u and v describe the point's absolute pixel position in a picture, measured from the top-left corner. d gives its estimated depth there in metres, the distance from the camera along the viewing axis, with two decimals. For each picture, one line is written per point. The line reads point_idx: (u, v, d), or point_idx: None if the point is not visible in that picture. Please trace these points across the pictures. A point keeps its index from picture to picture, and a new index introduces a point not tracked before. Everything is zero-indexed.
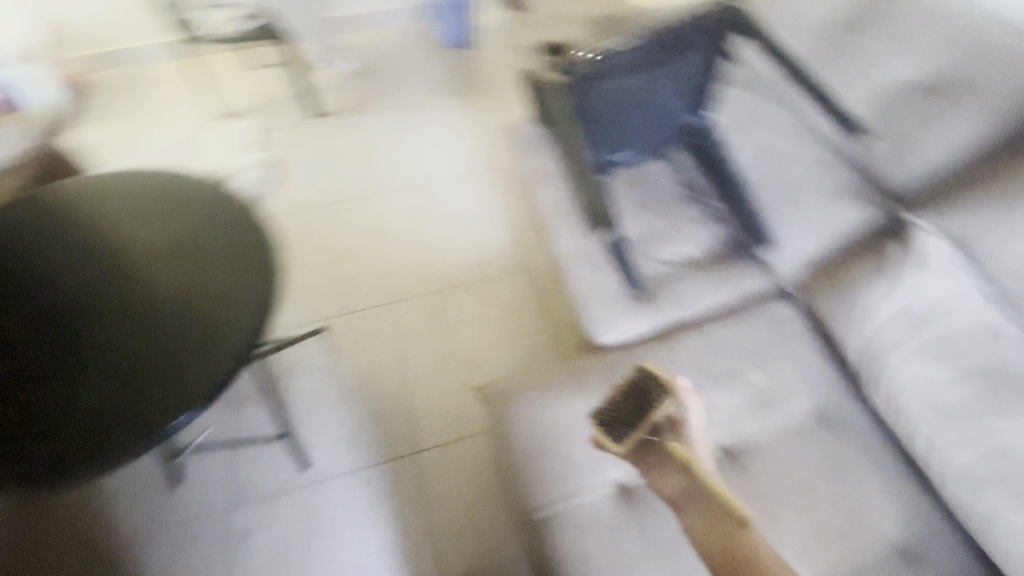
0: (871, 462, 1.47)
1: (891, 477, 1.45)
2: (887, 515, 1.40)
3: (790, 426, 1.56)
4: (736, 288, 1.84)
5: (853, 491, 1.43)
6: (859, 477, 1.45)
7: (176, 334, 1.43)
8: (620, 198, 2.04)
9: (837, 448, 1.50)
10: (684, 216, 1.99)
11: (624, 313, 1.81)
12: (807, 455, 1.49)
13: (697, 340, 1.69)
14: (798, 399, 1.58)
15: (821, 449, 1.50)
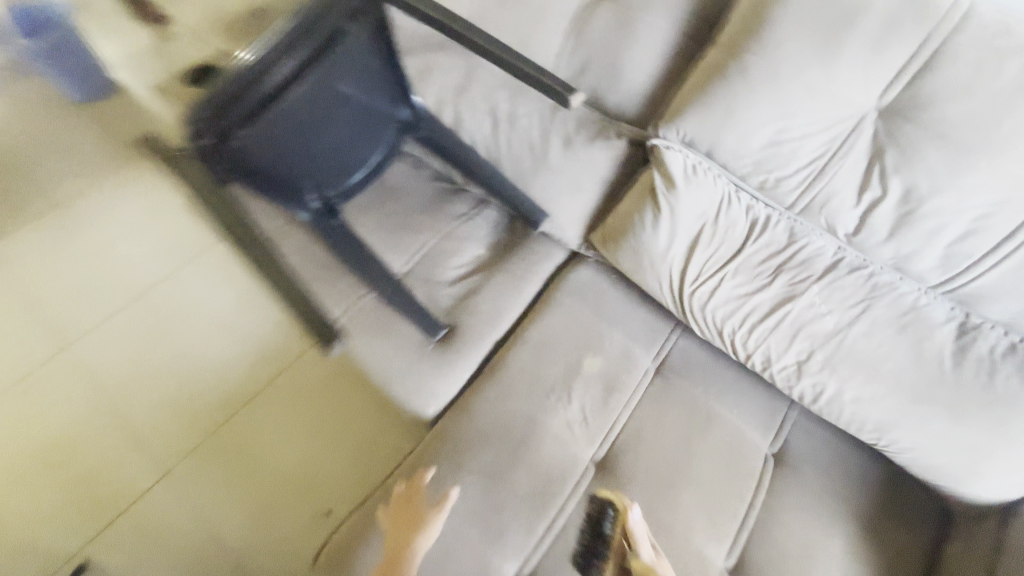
0: (720, 387, 1.46)
1: (740, 391, 1.46)
2: (753, 430, 1.41)
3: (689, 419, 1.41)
4: (531, 276, 1.64)
5: (722, 425, 1.40)
6: (718, 410, 1.43)
7: None
8: (363, 227, 1.69)
9: (690, 393, 1.45)
10: (439, 216, 1.73)
11: (431, 365, 1.48)
12: (672, 416, 1.41)
13: (520, 356, 1.45)
14: (673, 391, 1.44)
15: (680, 401, 1.43)
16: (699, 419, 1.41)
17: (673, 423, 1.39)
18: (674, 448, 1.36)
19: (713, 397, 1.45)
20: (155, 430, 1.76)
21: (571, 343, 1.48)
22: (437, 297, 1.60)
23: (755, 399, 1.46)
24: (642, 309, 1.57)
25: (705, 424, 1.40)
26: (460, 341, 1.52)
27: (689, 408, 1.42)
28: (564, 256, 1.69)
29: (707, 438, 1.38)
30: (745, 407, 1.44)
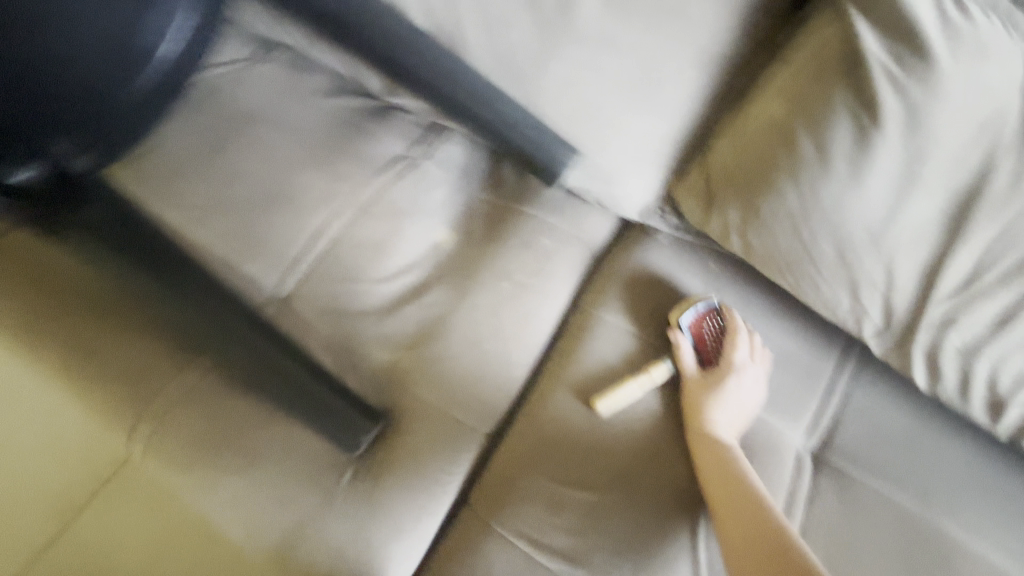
0: (943, 479, 0.74)
1: (980, 480, 0.75)
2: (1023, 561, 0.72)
3: (914, 546, 0.71)
4: (550, 283, 0.82)
5: (965, 566, 0.71)
6: (953, 531, 0.72)
7: None
8: (177, 205, 0.78)
9: (893, 501, 0.73)
10: (347, 168, 0.87)
11: (358, 515, 0.66)
12: (869, 563, 0.70)
13: (549, 472, 0.73)
14: (867, 491, 0.73)
15: (877, 524, 0.72)
16: (918, 560, 0.70)
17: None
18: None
19: (935, 503, 0.73)
20: None
21: (638, 436, 0.75)
22: (360, 351, 0.76)
23: (1012, 492, 0.75)
24: (776, 331, 0.79)
25: (935, 569, 0.70)
26: (419, 454, 0.70)
27: (894, 539, 0.71)
28: (609, 233, 0.87)
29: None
30: (996, 515, 0.73)
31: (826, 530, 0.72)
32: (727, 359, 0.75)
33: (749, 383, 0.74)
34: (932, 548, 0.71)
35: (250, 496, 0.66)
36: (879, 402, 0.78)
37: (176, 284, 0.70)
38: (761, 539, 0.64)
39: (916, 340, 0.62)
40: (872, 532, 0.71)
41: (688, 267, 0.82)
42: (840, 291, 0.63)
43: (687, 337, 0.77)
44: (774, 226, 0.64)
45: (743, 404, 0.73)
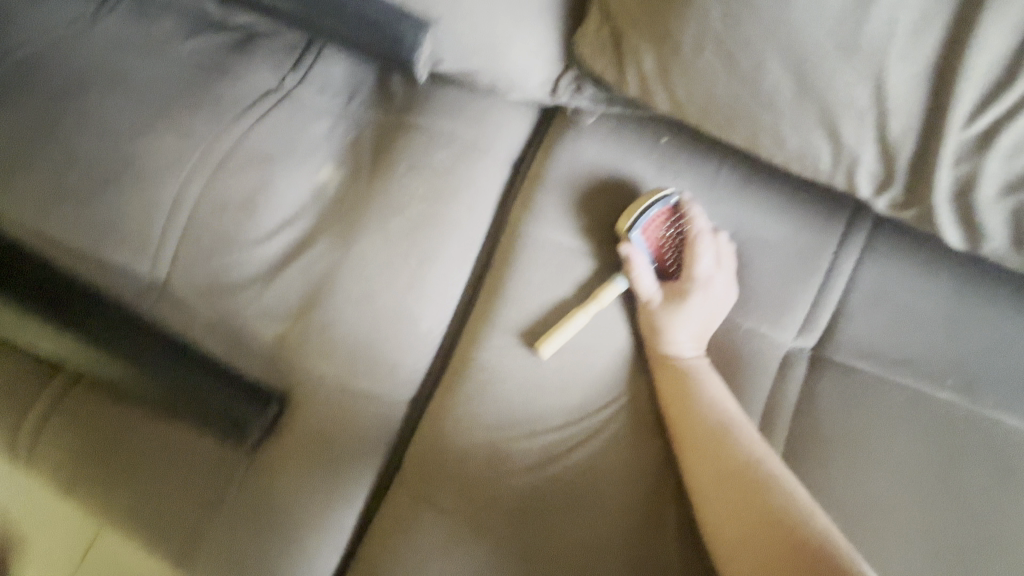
0: (990, 363, 0.57)
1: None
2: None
3: (959, 452, 0.55)
4: (452, 208, 0.65)
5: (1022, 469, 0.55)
6: (1001, 427, 0.56)
7: None
8: (13, 200, 0.69)
9: (920, 399, 0.57)
10: (202, 120, 0.72)
11: (254, 511, 0.58)
12: (892, 481, 0.55)
13: (480, 425, 0.59)
14: (889, 390, 0.57)
15: (898, 432, 0.56)
16: (953, 470, 0.55)
17: (897, 500, 0.54)
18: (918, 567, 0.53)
19: (977, 393, 0.56)
20: None
21: (581, 374, 0.60)
22: (246, 330, 0.65)
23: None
24: (749, 210, 0.62)
25: (983, 481, 0.54)
26: (320, 439, 0.60)
27: (922, 446, 0.55)
28: (529, 127, 0.68)
29: (989, 518, 0.54)
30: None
31: (842, 449, 0.56)
32: (687, 271, 0.60)
33: (716, 293, 0.60)
34: (974, 451, 0.55)
35: (138, 501, 0.59)
36: (897, 281, 0.59)
37: (36, 302, 0.65)
38: (735, 474, 0.54)
39: (932, 185, 0.41)
40: (893, 446, 0.56)
41: (628, 152, 0.63)
42: (810, 137, 0.43)
43: (640, 247, 0.60)
44: (700, 63, 0.44)
45: (704, 317, 0.60)
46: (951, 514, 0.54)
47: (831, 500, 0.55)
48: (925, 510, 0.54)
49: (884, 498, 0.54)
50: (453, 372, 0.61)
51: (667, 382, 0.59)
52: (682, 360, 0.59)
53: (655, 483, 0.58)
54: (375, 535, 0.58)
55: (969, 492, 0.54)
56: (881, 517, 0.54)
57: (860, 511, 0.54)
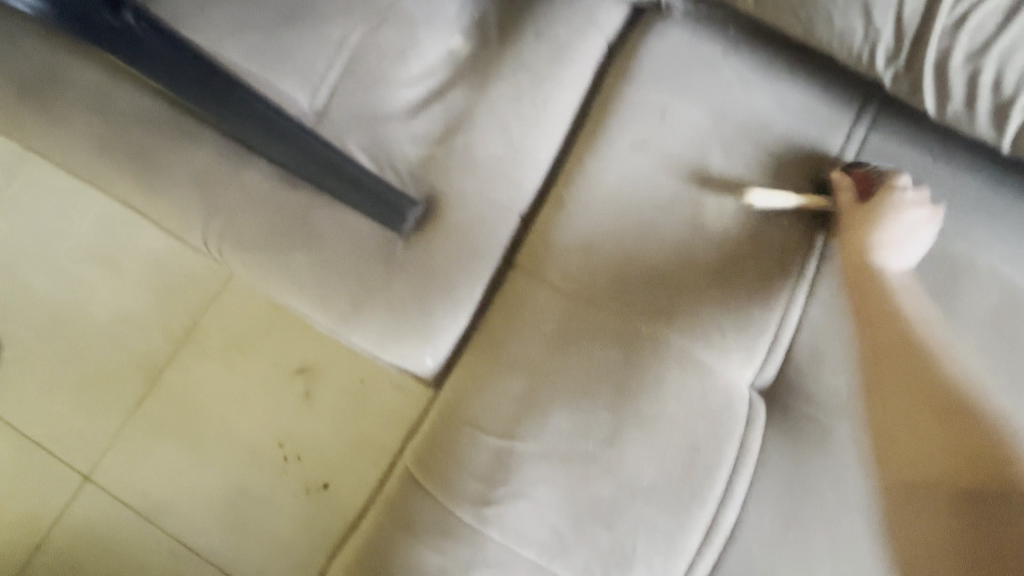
0: (964, 209, 0.77)
1: (1005, 207, 0.76)
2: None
3: (935, 270, 0.75)
4: (565, 72, 0.83)
5: (978, 280, 0.75)
6: (967, 254, 0.76)
7: (252, 498, 1.24)
8: (202, 25, 0.83)
9: (909, 230, 0.77)
10: None
11: (405, 277, 0.77)
12: (889, 286, 0.74)
13: (582, 225, 0.77)
14: None
15: (893, 251, 0.76)
16: (926, 278, 0.75)
17: (892, 296, 0.74)
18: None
19: (952, 228, 0.76)
20: (82, 402, 1.29)
21: (663, 197, 0.77)
22: (394, 148, 0.82)
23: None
24: (796, 92, 0.80)
25: (950, 292, 0.75)
26: (458, 231, 0.78)
27: (911, 261, 0.75)
28: (623, 21, 0.86)
29: (950, 312, 0.74)
30: (1015, 235, 0.76)
31: (849, 262, 0.75)
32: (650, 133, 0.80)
33: (758, 116, 0.80)
34: (944, 266, 0.76)
35: (315, 262, 0.77)
36: (901, 150, 0.79)
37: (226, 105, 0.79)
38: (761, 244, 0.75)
39: (926, 55, 0.64)
40: (896, 261, 0.74)
41: (707, 41, 0.82)
42: (852, 18, 0.65)
43: (706, 77, 0.81)
44: None
45: (744, 124, 0.80)
46: (927, 307, 0.74)
47: (843, 297, 0.74)
48: (911, 302, 0.74)
49: (883, 294, 0.74)
50: (561, 188, 0.79)
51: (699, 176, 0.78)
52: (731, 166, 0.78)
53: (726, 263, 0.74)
54: (502, 300, 0.77)
55: (937, 294, 0.75)
56: (878, 307, 0.73)
57: (866, 304, 0.73)
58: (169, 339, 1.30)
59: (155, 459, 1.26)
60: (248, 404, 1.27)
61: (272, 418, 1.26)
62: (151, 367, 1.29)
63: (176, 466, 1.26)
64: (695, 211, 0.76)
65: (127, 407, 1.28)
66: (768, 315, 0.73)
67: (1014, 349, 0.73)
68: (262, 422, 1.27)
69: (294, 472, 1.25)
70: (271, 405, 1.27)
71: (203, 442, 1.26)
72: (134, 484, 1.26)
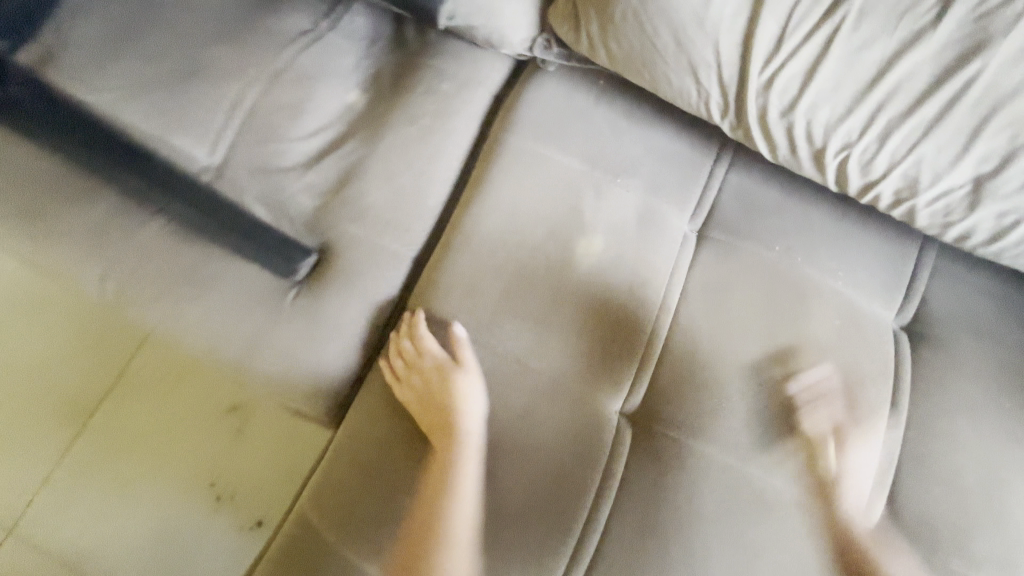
0: (809, 239, 0.86)
1: (843, 237, 0.86)
2: (873, 293, 0.85)
3: (785, 294, 0.83)
4: (452, 123, 0.89)
5: (825, 303, 0.83)
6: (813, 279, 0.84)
7: (172, 538, 1.14)
8: (98, 87, 0.86)
9: (763, 260, 0.85)
10: (252, 43, 0.92)
11: (298, 323, 0.81)
12: (744, 311, 0.82)
13: (467, 265, 0.82)
14: (744, 254, 0.85)
15: (749, 280, 0.83)
16: (779, 303, 0.83)
17: (747, 321, 0.81)
18: (755, 362, 0.79)
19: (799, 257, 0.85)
20: None
21: (540, 235, 0.84)
22: (290, 199, 0.86)
23: (875, 245, 0.86)
24: (661, 137, 0.88)
25: (801, 314, 0.82)
26: (349, 275, 0.83)
27: (762, 287, 0.83)
28: (506, 75, 0.93)
29: (803, 333, 0.81)
30: (853, 261, 0.85)
31: (710, 290, 0.83)
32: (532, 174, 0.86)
33: (626, 158, 0.87)
34: (795, 292, 0.83)
35: (209, 313, 0.80)
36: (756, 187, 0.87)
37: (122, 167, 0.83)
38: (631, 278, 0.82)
39: (748, 110, 0.72)
40: (747, 289, 0.83)
41: (579, 93, 0.89)
42: (684, 78, 0.72)
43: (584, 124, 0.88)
44: (624, 28, 0.72)
45: (615, 164, 0.86)
46: (779, 331, 0.81)
47: (705, 324, 0.81)
48: (763, 327, 0.81)
49: (738, 319, 0.81)
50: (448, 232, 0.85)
51: (575, 215, 0.84)
52: (605, 205, 0.85)
53: (600, 296, 0.81)
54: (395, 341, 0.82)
55: (791, 317, 0.82)
56: (732, 332, 0.81)
57: (723, 329, 0.81)
58: (86, 370, 1.21)
59: (57, 504, 1.15)
60: (167, 435, 1.18)
61: (200, 447, 1.18)
62: (65, 401, 1.20)
63: (78, 513, 1.14)
64: (570, 249, 0.83)
65: (34, 445, 1.17)
66: (636, 343, 0.80)
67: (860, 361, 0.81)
68: (187, 451, 1.18)
69: (219, 506, 1.15)
70: (196, 434, 1.19)
71: (115, 479, 1.16)
72: (33, 533, 1.13)
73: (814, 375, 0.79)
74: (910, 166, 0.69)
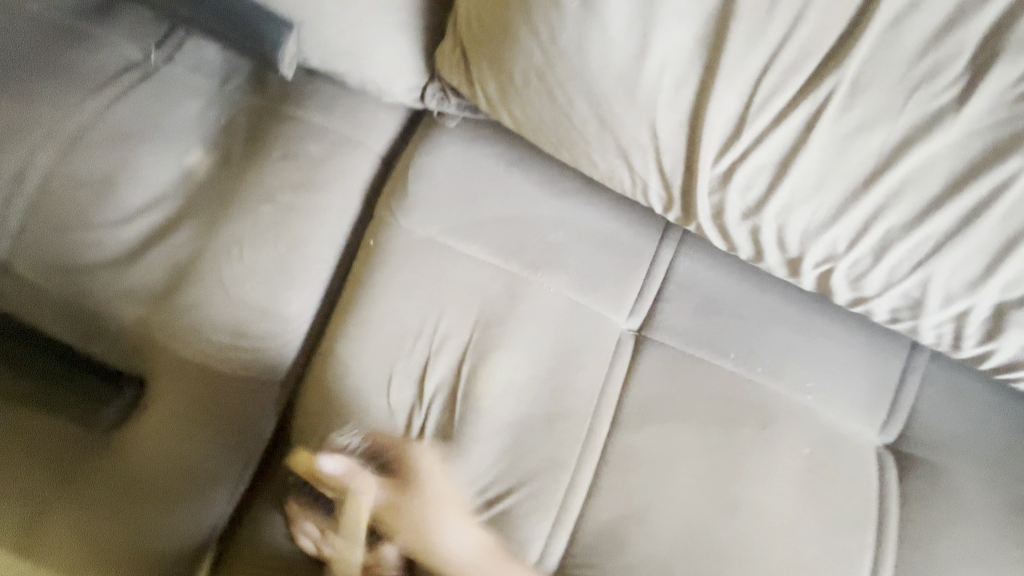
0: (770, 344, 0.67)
1: (806, 337, 0.68)
2: (849, 408, 0.66)
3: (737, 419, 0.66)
4: (320, 200, 0.67)
5: (789, 428, 0.65)
6: (783, 400, 0.66)
7: None
8: None
9: (713, 373, 0.67)
10: (47, 92, 0.67)
11: (101, 491, 0.60)
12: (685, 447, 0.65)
13: (339, 403, 0.65)
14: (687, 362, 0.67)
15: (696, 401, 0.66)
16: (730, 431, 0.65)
17: (689, 458, 0.64)
18: (699, 511, 0.63)
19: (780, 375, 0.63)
20: None
21: (434, 360, 0.66)
22: (101, 312, 0.64)
23: (847, 346, 0.68)
24: (590, 215, 0.69)
25: (756, 446, 0.65)
26: (173, 422, 0.62)
27: (711, 412, 0.66)
28: (397, 131, 0.72)
29: (763, 472, 0.64)
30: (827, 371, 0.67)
31: (648, 417, 0.65)
32: (421, 273, 0.67)
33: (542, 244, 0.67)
34: (752, 416, 0.65)
35: None
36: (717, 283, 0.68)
37: None
38: (549, 410, 0.65)
39: (699, 207, 0.52)
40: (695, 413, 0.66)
41: (486, 162, 0.68)
42: (613, 163, 0.53)
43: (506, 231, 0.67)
44: (528, 93, 0.52)
45: (530, 255, 0.67)
46: (732, 470, 0.64)
47: (646, 467, 0.64)
48: (710, 464, 0.64)
49: (683, 454, 0.64)
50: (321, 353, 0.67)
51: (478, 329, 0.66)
52: (516, 313, 0.66)
53: (506, 438, 0.64)
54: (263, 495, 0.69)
55: (748, 450, 0.64)
56: (673, 474, 0.64)
57: (663, 470, 0.64)
58: None
59: None
60: None
61: None
62: None
63: None
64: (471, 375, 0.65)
65: None
66: (545, 498, 0.63)
67: (837, 508, 0.64)
68: None
69: None
70: None
71: None
72: None
73: (775, 531, 0.62)
74: (914, 286, 0.51)
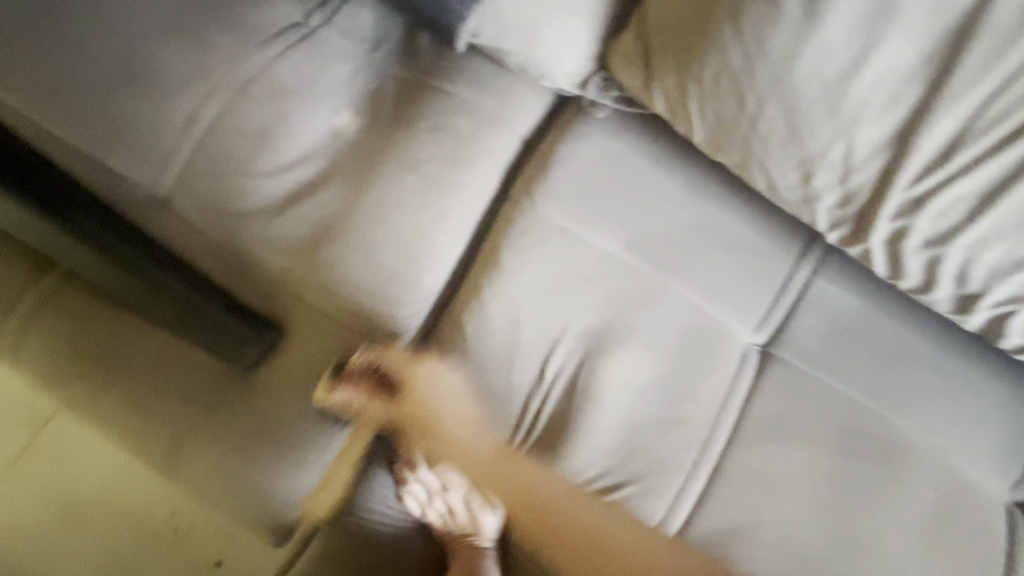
0: (906, 381, 0.64)
1: (950, 379, 0.64)
2: (982, 458, 0.63)
3: (865, 455, 0.63)
4: (465, 174, 0.69)
5: (917, 472, 0.62)
6: (913, 441, 0.63)
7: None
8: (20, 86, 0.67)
9: (843, 403, 0.64)
10: (220, 39, 0.69)
11: (238, 423, 0.65)
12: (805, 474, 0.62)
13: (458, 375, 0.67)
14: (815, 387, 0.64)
15: (822, 429, 0.63)
16: (854, 465, 0.62)
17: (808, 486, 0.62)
18: (813, 540, 0.61)
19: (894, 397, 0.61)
20: None
21: (555, 347, 0.66)
22: (250, 255, 0.67)
23: (991, 393, 0.64)
24: (731, 223, 0.67)
25: (881, 484, 0.62)
26: (307, 368, 0.65)
27: (836, 445, 0.63)
28: (543, 114, 0.72)
29: (884, 511, 0.61)
30: (968, 418, 0.63)
31: (769, 437, 0.63)
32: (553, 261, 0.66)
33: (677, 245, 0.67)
34: (880, 453, 0.63)
35: (134, 394, 0.66)
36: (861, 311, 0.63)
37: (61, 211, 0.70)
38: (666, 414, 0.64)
39: (876, 228, 0.52)
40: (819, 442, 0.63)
41: (630, 157, 0.68)
42: (790, 172, 0.52)
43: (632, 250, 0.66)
44: (717, 92, 0.52)
45: (664, 256, 0.66)
46: (852, 505, 0.62)
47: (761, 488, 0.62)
48: (829, 494, 0.62)
49: (801, 481, 0.62)
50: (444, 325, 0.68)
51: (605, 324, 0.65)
52: (644, 312, 0.65)
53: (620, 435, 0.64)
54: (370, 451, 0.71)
55: (870, 486, 0.62)
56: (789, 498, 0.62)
57: (778, 494, 0.62)
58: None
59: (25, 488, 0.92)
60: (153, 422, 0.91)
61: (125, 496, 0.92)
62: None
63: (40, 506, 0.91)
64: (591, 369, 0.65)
65: None
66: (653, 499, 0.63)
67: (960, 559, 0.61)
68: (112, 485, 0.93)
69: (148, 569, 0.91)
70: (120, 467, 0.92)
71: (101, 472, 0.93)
72: None
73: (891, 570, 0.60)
74: None
